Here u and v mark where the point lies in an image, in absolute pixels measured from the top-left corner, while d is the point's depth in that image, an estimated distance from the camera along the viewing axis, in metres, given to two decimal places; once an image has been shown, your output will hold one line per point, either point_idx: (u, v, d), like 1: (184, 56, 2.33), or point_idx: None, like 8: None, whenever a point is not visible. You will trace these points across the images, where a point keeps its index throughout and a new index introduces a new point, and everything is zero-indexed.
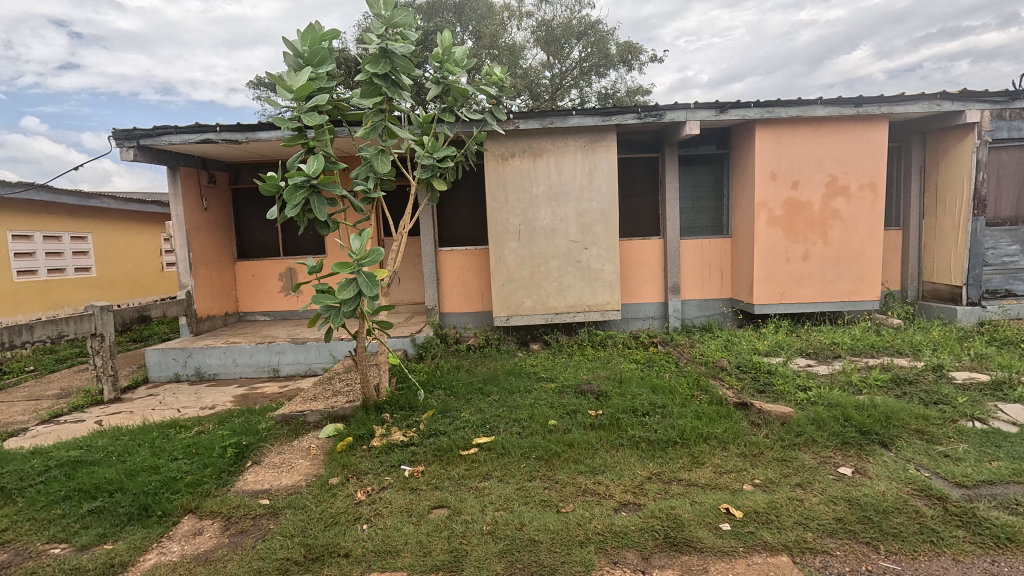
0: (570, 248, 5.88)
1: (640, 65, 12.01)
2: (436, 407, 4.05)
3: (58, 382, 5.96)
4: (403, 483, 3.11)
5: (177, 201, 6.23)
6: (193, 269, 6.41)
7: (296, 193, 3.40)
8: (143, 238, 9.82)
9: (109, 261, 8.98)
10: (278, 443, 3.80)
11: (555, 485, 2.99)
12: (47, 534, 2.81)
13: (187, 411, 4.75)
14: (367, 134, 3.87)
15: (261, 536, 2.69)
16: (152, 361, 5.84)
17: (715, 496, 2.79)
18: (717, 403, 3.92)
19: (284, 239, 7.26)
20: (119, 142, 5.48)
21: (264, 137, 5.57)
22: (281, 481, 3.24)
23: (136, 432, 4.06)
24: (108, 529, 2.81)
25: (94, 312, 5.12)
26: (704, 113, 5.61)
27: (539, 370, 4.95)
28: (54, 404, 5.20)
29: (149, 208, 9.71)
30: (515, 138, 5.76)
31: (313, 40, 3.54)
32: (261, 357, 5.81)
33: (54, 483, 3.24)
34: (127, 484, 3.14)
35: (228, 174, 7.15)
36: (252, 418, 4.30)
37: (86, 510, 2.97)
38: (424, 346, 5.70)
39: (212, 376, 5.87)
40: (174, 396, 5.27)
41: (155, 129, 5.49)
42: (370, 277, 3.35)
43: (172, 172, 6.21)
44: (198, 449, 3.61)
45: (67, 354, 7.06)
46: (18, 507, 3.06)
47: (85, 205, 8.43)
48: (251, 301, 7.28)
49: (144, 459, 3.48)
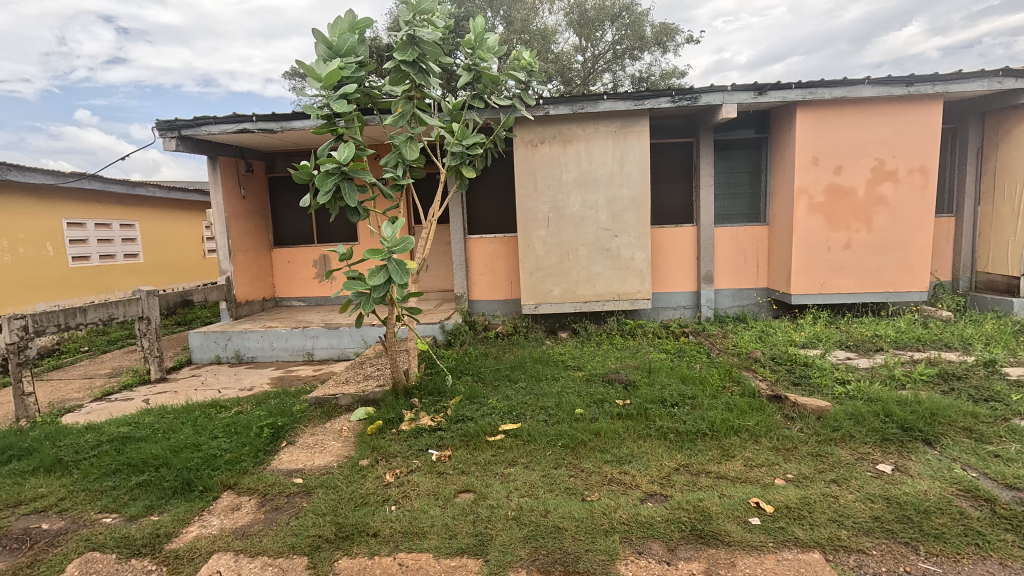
0: (599, 235, 5.80)
1: (676, 46, 11.63)
2: (464, 393, 4.09)
3: (110, 362, 6.29)
4: (431, 467, 3.17)
5: (218, 190, 6.44)
6: (232, 255, 6.63)
7: (326, 181, 3.44)
8: (186, 225, 10.21)
9: (154, 247, 9.37)
10: (312, 424, 3.93)
11: (581, 474, 2.99)
12: (100, 504, 2.98)
13: (227, 391, 4.95)
14: (395, 122, 3.85)
15: (294, 513, 2.80)
16: (195, 344, 6.10)
17: (745, 490, 2.73)
18: (749, 395, 3.84)
19: (318, 227, 7.43)
20: (163, 132, 5.69)
21: (298, 126, 5.67)
22: (313, 461, 3.35)
23: (180, 410, 4.26)
24: (154, 502, 2.97)
25: (141, 296, 5.35)
26: (742, 95, 5.39)
27: (567, 359, 4.94)
28: (107, 382, 5.49)
29: (193, 196, 10.08)
30: (545, 123, 5.69)
31: (341, 31, 3.58)
32: (297, 341, 6.00)
33: (105, 456, 3.44)
34: (172, 460, 3.30)
35: (264, 162, 7.34)
36: (287, 399, 4.45)
37: (134, 483, 3.14)
38: (453, 333, 5.76)
39: (250, 359, 6.08)
40: (215, 377, 5.50)
41: (195, 120, 5.67)
42: (399, 264, 3.40)
43: (211, 162, 6.39)
44: (236, 429, 3.77)
45: (117, 335, 7.44)
46: (74, 477, 3.27)
47: (133, 194, 8.80)
48: (287, 286, 7.50)
49: (187, 437, 3.64)
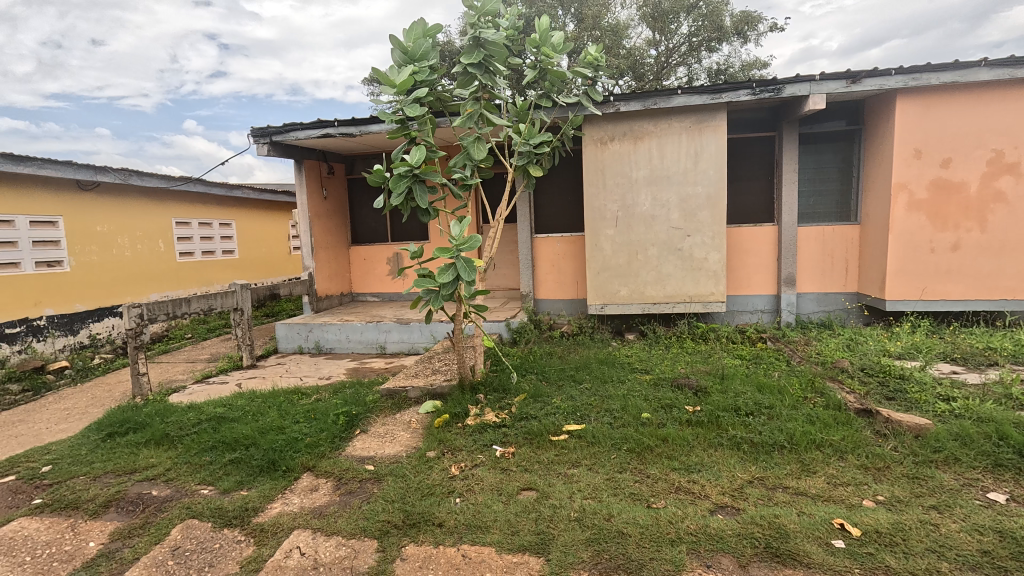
0: (670, 235, 5.61)
1: (758, 35, 10.99)
2: (528, 391, 4.11)
3: (209, 348, 6.94)
4: (494, 462, 3.21)
5: (302, 191, 6.90)
6: (314, 252, 7.08)
7: (399, 183, 3.57)
8: (275, 224, 11.04)
9: (248, 244, 10.21)
10: (383, 414, 4.12)
11: (646, 480, 2.91)
12: (199, 476, 3.30)
13: (308, 379, 5.29)
14: (463, 123, 3.92)
15: (366, 498, 2.95)
16: (281, 334, 6.59)
17: (828, 509, 2.54)
18: (834, 408, 3.56)
19: (392, 226, 7.76)
20: (256, 138, 6.18)
21: (375, 129, 5.94)
22: (384, 450, 3.51)
23: (267, 395, 4.61)
24: (244, 478, 3.25)
25: (236, 289, 5.83)
26: (832, 84, 5.00)
27: (634, 361, 4.82)
28: (206, 366, 6.06)
29: (282, 197, 10.87)
30: (616, 120, 5.58)
31: (416, 36, 3.70)
32: (371, 335, 6.30)
33: (204, 433, 3.81)
34: (259, 440, 3.59)
35: (344, 165, 7.77)
36: (361, 389, 4.69)
37: (227, 459, 3.45)
38: (518, 332, 5.79)
39: (329, 350, 6.47)
40: (298, 366, 5.90)
41: (286, 126, 6.10)
42: (467, 262, 3.46)
43: (297, 165, 6.86)
44: (315, 415, 4.03)
45: (215, 324, 8.18)
46: (179, 451, 3.64)
47: (231, 196, 9.64)
48: (362, 282, 7.90)
49: (273, 420, 3.95)
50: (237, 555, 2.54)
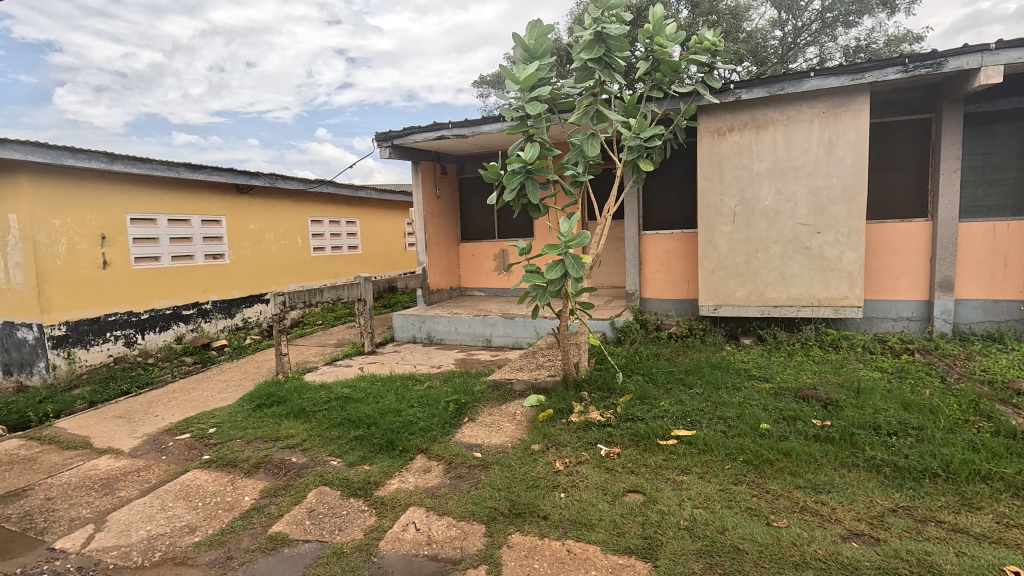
0: (797, 232, 5.13)
1: (910, 3, 9.61)
2: (634, 392, 4.01)
3: (336, 334, 7.68)
4: (599, 461, 3.18)
5: (419, 190, 7.35)
6: (427, 248, 7.51)
7: (512, 179, 3.68)
8: (394, 222, 11.88)
9: (370, 240, 11.11)
10: (490, 405, 4.27)
11: (765, 495, 2.70)
12: (329, 448, 3.68)
13: (421, 367, 5.65)
14: (579, 119, 3.95)
15: (474, 483, 3.09)
16: (397, 324, 7.09)
17: (996, 553, 2.17)
18: (1005, 435, 3.02)
19: (499, 223, 7.98)
20: (380, 143, 6.69)
21: (487, 129, 6.14)
22: (491, 439, 3.63)
23: (386, 379, 5.00)
24: (367, 453, 3.55)
25: (360, 281, 6.39)
26: (1012, 54, 4.23)
27: (751, 368, 4.48)
28: (334, 350, 6.71)
29: (399, 197, 11.68)
30: (735, 109, 5.21)
31: (539, 33, 3.76)
32: (478, 328, 6.55)
33: (333, 410, 4.23)
34: (379, 420, 3.90)
35: (456, 165, 8.14)
36: (469, 379, 4.90)
37: (352, 435, 3.79)
38: (623, 331, 5.67)
39: (439, 341, 6.83)
40: (411, 354, 6.32)
41: (405, 129, 6.53)
42: (576, 259, 3.45)
43: (414, 166, 7.32)
44: (428, 401, 4.28)
45: (341, 313, 9.02)
46: (313, 424, 4.08)
47: (357, 196, 10.55)
48: (470, 277, 8.23)
49: (391, 403, 4.27)
50: (361, 523, 2.79)
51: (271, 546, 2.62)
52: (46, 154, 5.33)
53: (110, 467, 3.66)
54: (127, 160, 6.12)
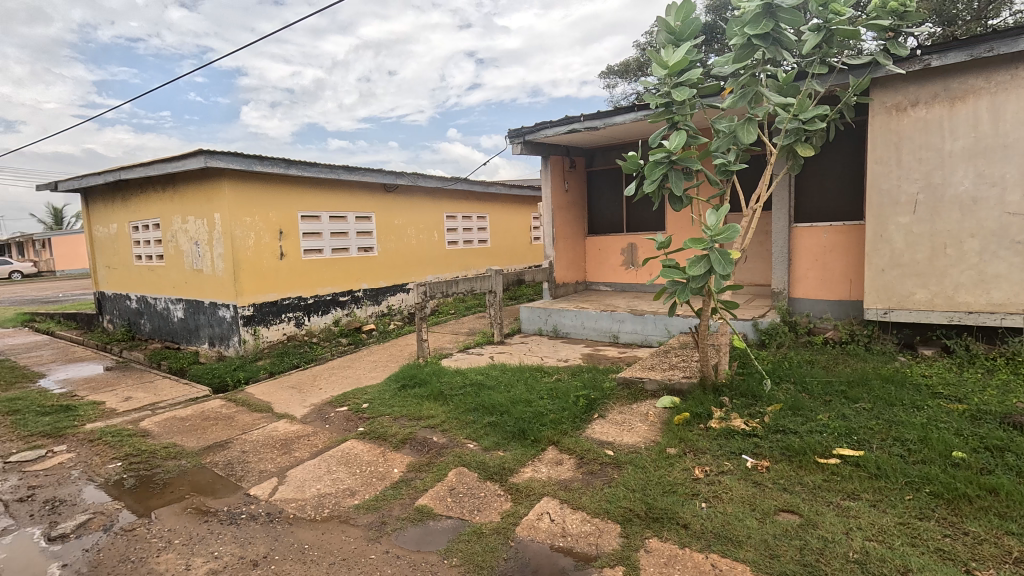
0: (1005, 223, 4.22)
1: None
2: (785, 402, 3.62)
3: (467, 324, 8.09)
4: (745, 473, 2.94)
5: (548, 184, 7.42)
6: (555, 242, 7.55)
7: (655, 170, 3.53)
8: (521, 216, 12.16)
9: (498, 234, 11.50)
10: (620, 403, 4.17)
11: (963, 537, 2.26)
12: (466, 432, 3.87)
13: (549, 360, 5.71)
14: (734, 102, 3.65)
15: (607, 481, 3.04)
16: (524, 316, 7.25)
17: None
18: None
19: (628, 216, 7.75)
20: (513, 139, 6.89)
21: (619, 120, 5.97)
22: (623, 438, 3.54)
23: (516, 369, 5.14)
24: (500, 440, 3.68)
25: (491, 273, 6.64)
26: None
27: (936, 384, 3.80)
28: (466, 339, 7.08)
29: (527, 192, 11.90)
30: (920, 80, 4.45)
31: (685, 14, 3.57)
32: (605, 323, 6.44)
33: (468, 396, 4.45)
34: (512, 409, 4.02)
35: (585, 158, 8.07)
36: (599, 375, 4.83)
37: (486, 421, 3.95)
38: (768, 333, 5.17)
39: (565, 334, 6.85)
40: (538, 346, 6.42)
41: (537, 125, 6.64)
42: (723, 255, 3.22)
43: (544, 161, 7.41)
44: (558, 394, 4.32)
45: (471, 304, 9.48)
46: (451, 407, 4.34)
47: (488, 192, 10.96)
48: (597, 272, 8.13)
49: (522, 393, 4.38)
50: (498, 507, 2.90)
51: (419, 517, 2.84)
52: (243, 162, 6.38)
53: (287, 431, 4.26)
54: (300, 165, 7.09)
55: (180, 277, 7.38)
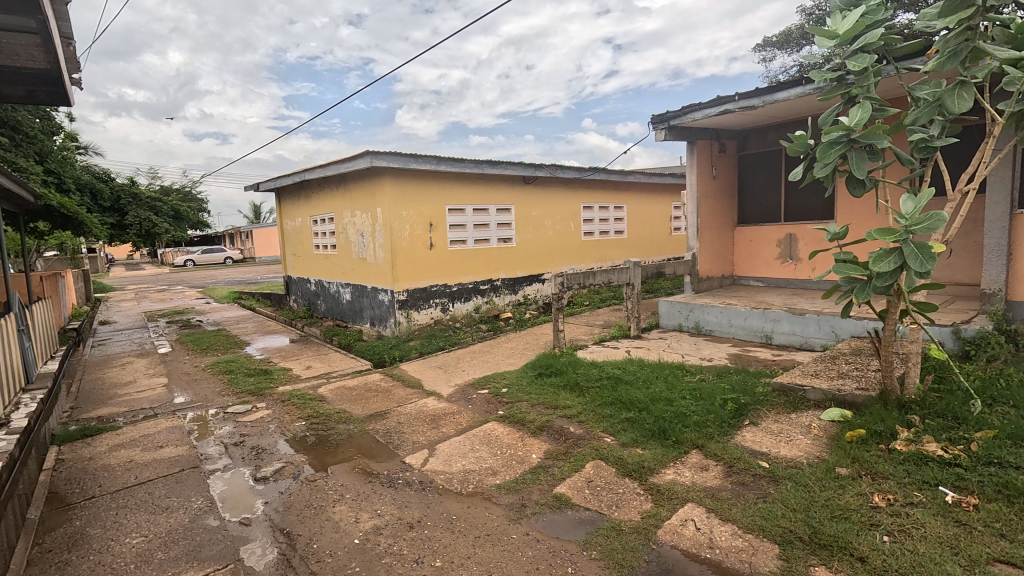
0: None
1: None
2: (1001, 429, 2.94)
3: (602, 316, 7.99)
4: (943, 509, 2.45)
5: (694, 171, 6.95)
6: (699, 232, 7.07)
7: (829, 151, 3.05)
8: (661, 206, 11.58)
9: (636, 225, 11.11)
10: (776, 411, 3.77)
11: None
12: (603, 425, 3.82)
13: (691, 358, 5.38)
14: (941, 64, 3.07)
15: (762, 495, 2.77)
16: (663, 310, 6.93)
17: None
18: None
19: (787, 204, 6.94)
20: (656, 125, 6.53)
21: (783, 96, 5.31)
22: (780, 450, 3.20)
23: (655, 365, 4.93)
24: (639, 437, 3.56)
25: (629, 266, 6.43)
26: None
27: None
28: (601, 331, 6.99)
29: (668, 180, 11.28)
30: None
31: None
32: (756, 322, 5.87)
33: (605, 389, 4.38)
34: (651, 407, 3.87)
35: (737, 141, 7.40)
36: (749, 378, 4.42)
37: (624, 417, 3.85)
38: (976, 343, 4.25)
39: (708, 332, 6.39)
40: (679, 343, 6.09)
41: (684, 108, 6.21)
42: (920, 247, 2.65)
43: (690, 147, 6.94)
44: (702, 395, 4.05)
45: (606, 296, 9.33)
46: (587, 399, 4.31)
47: (626, 182, 10.60)
48: (746, 266, 7.45)
49: (662, 391, 4.19)
50: (638, 506, 2.81)
51: (557, 504, 2.88)
52: (400, 161, 7.02)
53: (435, 407, 4.62)
54: (448, 161, 7.55)
55: (348, 264, 8.40)
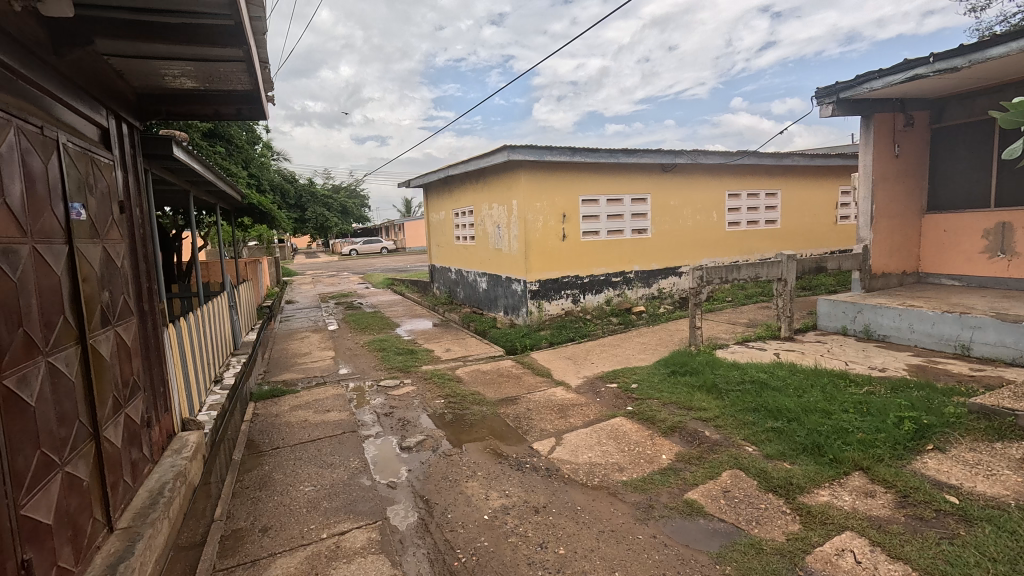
0: None
1: None
2: None
3: (747, 314, 7.32)
4: None
5: (868, 151, 5.99)
6: (874, 222, 6.08)
7: None
8: (824, 191, 10.18)
9: (792, 214, 9.92)
10: (972, 438, 3.11)
11: None
12: (743, 433, 3.51)
13: (856, 366, 4.69)
14: None
15: (947, 536, 2.32)
16: (823, 310, 6.12)
17: None
18: None
19: (999, 186, 5.65)
20: (821, 99, 5.75)
21: (1000, 52, 4.28)
22: (976, 485, 2.64)
23: (810, 372, 4.38)
24: (787, 450, 3.20)
25: (783, 259, 5.79)
26: None
27: None
28: (746, 330, 6.41)
29: (835, 161, 9.84)
30: None
31: None
32: (948, 329, 4.89)
33: (748, 394, 4.02)
34: (803, 418, 3.46)
35: (930, 112, 6.19)
36: (936, 395, 3.70)
37: (769, 426, 3.49)
38: None
39: (881, 337, 5.50)
40: (841, 348, 5.33)
41: (859, 78, 5.35)
42: None
43: (865, 122, 5.98)
44: (869, 410, 3.50)
45: (752, 291, 8.53)
46: (726, 403, 4.00)
47: (781, 165, 9.49)
48: (937, 261, 6.26)
49: (818, 401, 3.72)
50: (783, 525, 2.54)
51: (688, 511, 2.73)
52: (536, 153, 7.13)
53: (563, 397, 4.67)
54: (583, 152, 7.48)
55: (485, 254, 8.83)
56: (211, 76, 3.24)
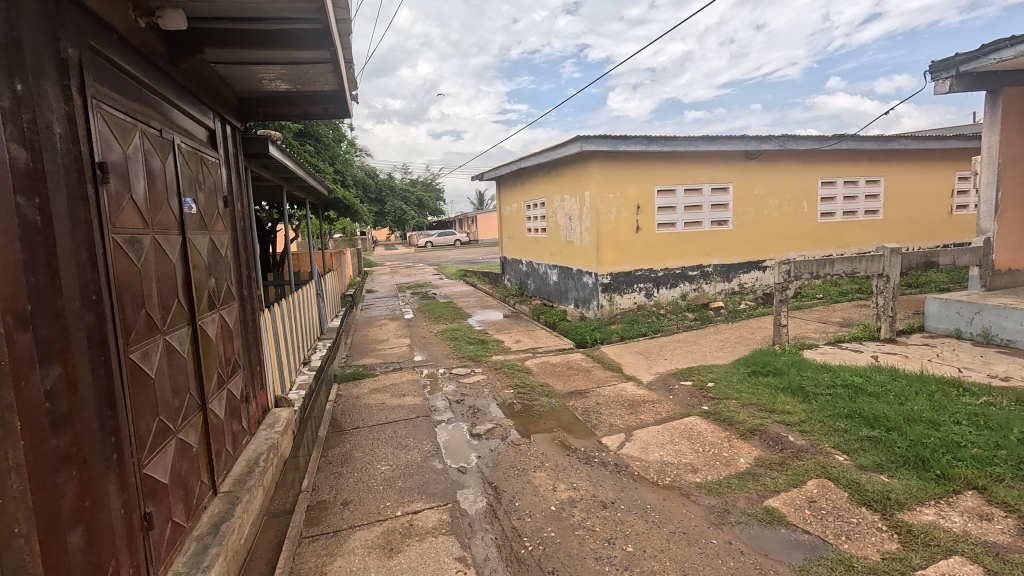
0: None
1: None
2: None
3: (841, 312, 6.75)
4: None
5: (994, 131, 5.29)
6: (999, 211, 5.37)
7: None
8: (937, 178, 9.09)
9: (897, 204, 8.97)
10: None
11: None
12: (833, 440, 3.24)
13: (972, 374, 4.17)
14: None
15: None
16: (932, 310, 5.51)
17: None
18: None
19: None
20: (936, 73, 5.11)
21: None
22: None
23: (914, 378, 3.96)
24: (884, 462, 2.92)
25: (884, 253, 5.27)
26: None
27: None
28: (839, 330, 5.92)
29: (951, 144, 8.75)
30: None
31: None
32: None
33: (839, 399, 3.71)
34: (905, 428, 3.14)
35: None
36: None
37: (864, 435, 3.20)
38: None
39: (1004, 342, 4.85)
40: (954, 353, 4.77)
41: (985, 48, 4.69)
42: None
43: (991, 98, 5.27)
44: (988, 423, 3.10)
45: (848, 288, 7.84)
46: (813, 407, 3.72)
47: (884, 150, 8.59)
48: None
49: (923, 410, 3.36)
50: (878, 543, 2.33)
51: (768, 519, 2.57)
52: (610, 143, 6.96)
53: (634, 393, 4.56)
54: (660, 141, 7.19)
55: (557, 247, 8.79)
56: (302, 78, 3.45)
